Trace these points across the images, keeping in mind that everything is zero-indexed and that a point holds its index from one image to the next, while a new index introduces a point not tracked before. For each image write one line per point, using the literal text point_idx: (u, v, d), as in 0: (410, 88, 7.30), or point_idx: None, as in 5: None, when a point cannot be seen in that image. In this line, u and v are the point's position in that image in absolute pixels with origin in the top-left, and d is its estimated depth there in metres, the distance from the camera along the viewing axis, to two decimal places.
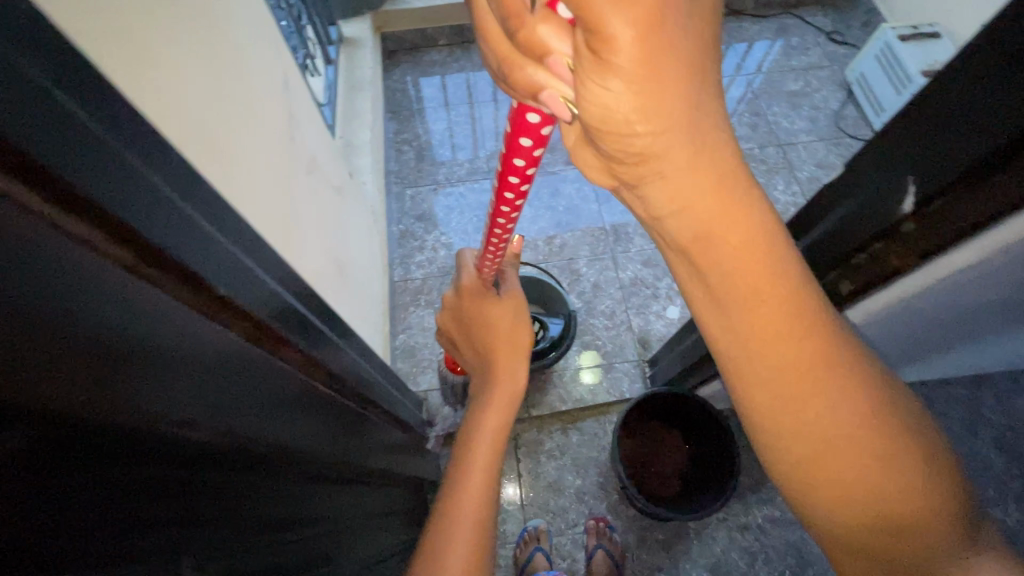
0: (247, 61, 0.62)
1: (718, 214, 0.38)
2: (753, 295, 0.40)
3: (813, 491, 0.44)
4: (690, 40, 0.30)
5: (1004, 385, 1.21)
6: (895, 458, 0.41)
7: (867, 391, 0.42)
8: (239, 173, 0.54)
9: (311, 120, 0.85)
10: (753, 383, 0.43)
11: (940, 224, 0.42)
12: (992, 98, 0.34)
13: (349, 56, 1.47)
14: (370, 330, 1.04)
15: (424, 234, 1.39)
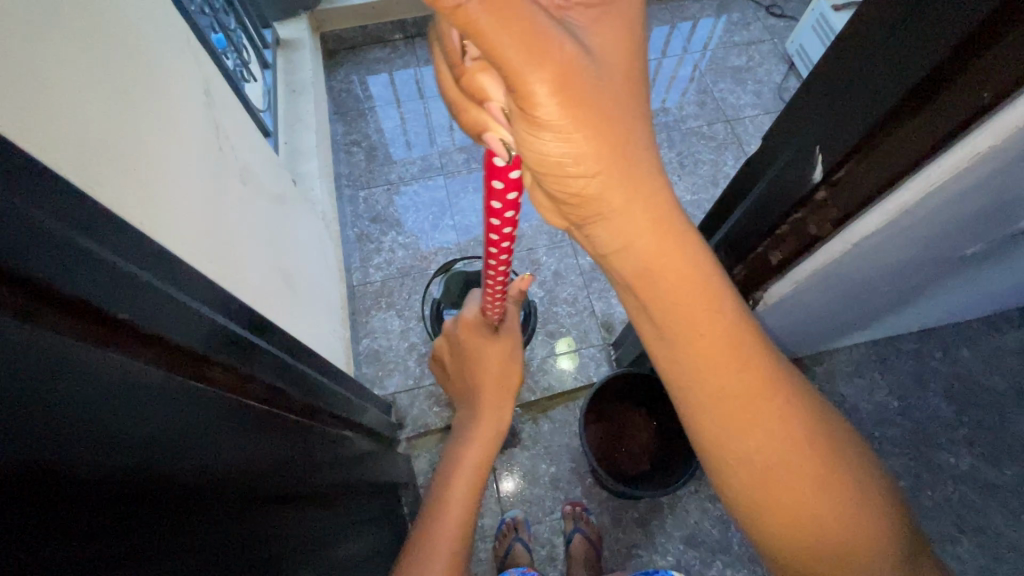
0: (164, 86, 0.60)
1: (660, 252, 0.38)
2: (693, 326, 0.41)
3: (752, 504, 0.46)
4: (606, 89, 0.31)
5: (951, 336, 1.27)
6: (821, 467, 0.45)
7: (797, 418, 0.45)
8: (155, 200, 0.52)
9: (244, 137, 0.83)
10: (704, 408, 0.44)
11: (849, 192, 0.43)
12: (870, 68, 0.36)
13: (288, 59, 1.43)
14: (327, 340, 1.03)
15: (381, 235, 1.36)
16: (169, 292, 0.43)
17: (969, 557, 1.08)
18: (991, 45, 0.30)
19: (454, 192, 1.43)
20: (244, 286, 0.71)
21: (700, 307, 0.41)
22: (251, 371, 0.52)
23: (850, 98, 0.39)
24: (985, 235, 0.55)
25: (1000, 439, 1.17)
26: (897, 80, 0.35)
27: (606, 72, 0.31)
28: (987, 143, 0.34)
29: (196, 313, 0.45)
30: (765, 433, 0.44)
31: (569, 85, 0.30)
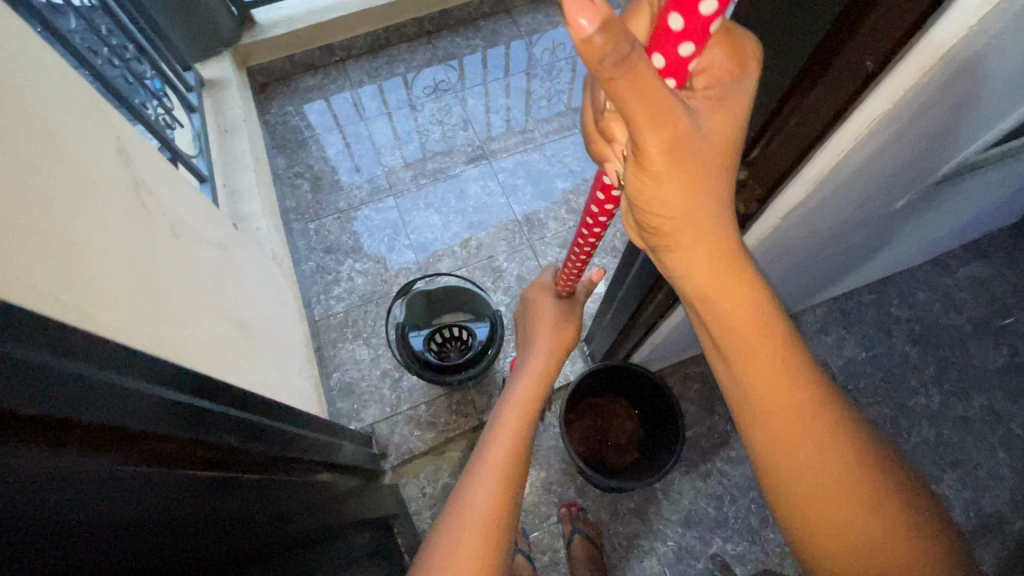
0: (76, 159, 0.57)
1: (715, 283, 0.43)
2: (741, 332, 0.45)
3: (803, 516, 0.47)
4: (704, 152, 0.36)
5: (907, 281, 1.30)
6: (861, 475, 0.45)
7: (847, 438, 0.46)
8: (71, 281, 0.49)
9: (171, 190, 0.79)
10: (755, 419, 0.48)
11: (767, 167, 0.44)
12: (770, 42, 0.37)
13: (216, 98, 1.39)
14: (293, 385, 1.00)
15: (338, 265, 1.34)
16: (105, 377, 0.40)
17: (952, 491, 1.12)
18: (869, 6, 0.30)
19: (406, 211, 1.41)
20: (197, 358, 0.68)
21: (751, 319, 0.44)
22: (207, 434, 0.50)
23: (761, 69, 0.38)
24: (912, 185, 0.57)
25: (964, 374, 1.22)
26: (795, 46, 0.35)
27: (714, 145, 0.36)
28: (880, 107, 0.34)
29: (134, 393, 0.42)
30: (811, 447, 0.46)
31: (675, 150, 0.34)
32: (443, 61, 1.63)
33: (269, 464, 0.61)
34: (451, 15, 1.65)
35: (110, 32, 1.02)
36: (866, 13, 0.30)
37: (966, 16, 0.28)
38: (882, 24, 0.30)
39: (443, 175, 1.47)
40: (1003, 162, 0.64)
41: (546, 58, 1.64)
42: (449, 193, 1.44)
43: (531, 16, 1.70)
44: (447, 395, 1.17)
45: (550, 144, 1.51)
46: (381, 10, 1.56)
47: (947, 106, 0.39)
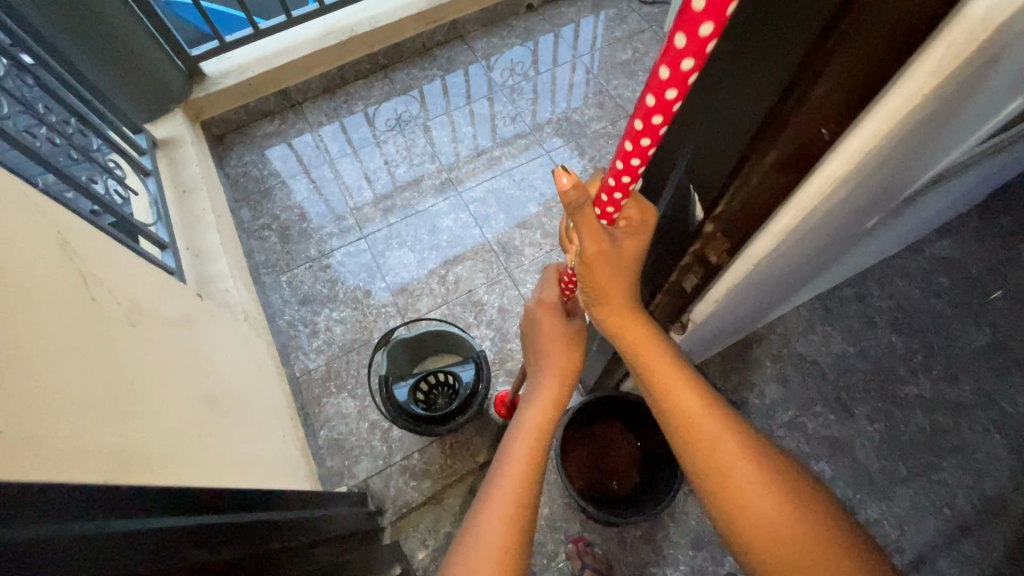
0: (16, 271, 0.54)
1: (627, 330, 0.60)
2: (654, 369, 0.60)
3: (723, 505, 0.57)
4: (615, 258, 0.49)
5: (885, 271, 1.31)
6: (766, 473, 0.56)
7: (752, 445, 0.58)
8: (17, 417, 0.46)
9: (124, 277, 0.74)
10: (681, 429, 0.59)
11: (734, 221, 0.42)
12: (718, 108, 0.35)
13: (171, 158, 1.34)
14: (280, 457, 0.96)
15: (314, 316, 1.30)
16: (52, 530, 0.38)
17: (954, 479, 1.11)
18: (818, 75, 0.28)
19: (379, 252, 1.38)
20: (174, 461, 0.64)
21: (658, 358, 0.60)
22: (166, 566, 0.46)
23: (712, 129, 0.36)
24: (880, 210, 0.56)
25: (951, 358, 1.22)
26: (747, 108, 0.33)
27: (627, 262, 0.50)
28: (840, 167, 0.33)
29: (86, 541, 0.40)
30: (727, 449, 0.57)
31: (599, 254, 0.47)
32: (402, 93, 1.61)
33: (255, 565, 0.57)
34: (405, 47, 1.63)
35: (49, 108, 0.99)
36: (816, 81, 0.28)
37: (916, 85, 0.27)
38: (836, 91, 0.28)
39: (413, 210, 1.44)
40: (964, 168, 0.64)
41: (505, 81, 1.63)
42: (421, 229, 1.41)
43: (486, 40, 1.69)
44: (440, 441, 1.15)
45: (518, 168, 1.50)
46: (333, 50, 1.54)
47: (909, 155, 0.37)
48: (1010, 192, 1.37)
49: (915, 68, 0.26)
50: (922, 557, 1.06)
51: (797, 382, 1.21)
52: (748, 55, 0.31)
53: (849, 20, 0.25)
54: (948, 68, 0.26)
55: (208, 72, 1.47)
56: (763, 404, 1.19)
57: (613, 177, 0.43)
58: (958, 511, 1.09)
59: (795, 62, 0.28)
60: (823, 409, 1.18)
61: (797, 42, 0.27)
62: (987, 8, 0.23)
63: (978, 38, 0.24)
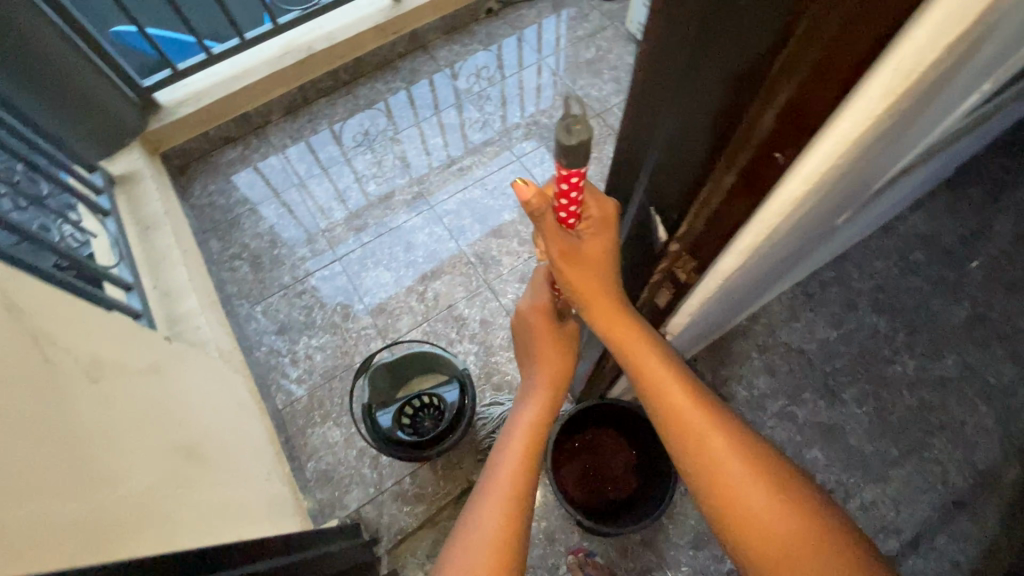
0: None
1: (635, 349, 0.56)
2: (662, 391, 0.56)
3: (711, 498, 0.55)
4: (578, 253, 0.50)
5: (862, 252, 1.31)
6: (788, 504, 0.53)
7: (772, 474, 0.55)
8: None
9: (81, 331, 0.71)
10: (695, 461, 0.56)
11: (699, 236, 0.40)
12: (667, 127, 0.34)
13: (130, 195, 1.30)
14: (265, 498, 0.93)
15: (293, 345, 1.27)
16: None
17: (944, 456, 1.12)
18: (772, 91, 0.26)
19: (354, 273, 1.35)
20: (143, 524, 0.61)
21: (646, 354, 0.56)
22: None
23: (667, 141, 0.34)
24: (850, 208, 0.54)
25: (933, 334, 1.23)
26: (704, 124, 0.31)
27: (589, 258, 0.51)
28: (797, 188, 0.30)
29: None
30: (745, 481, 0.54)
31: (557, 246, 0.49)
32: (367, 108, 1.58)
33: None
34: (365, 61, 1.60)
35: None
36: (769, 99, 0.26)
37: (866, 108, 0.25)
38: (789, 112, 0.26)
39: (387, 227, 1.42)
40: (930, 156, 0.64)
41: (470, 89, 1.61)
42: (396, 247, 1.39)
43: (448, 48, 1.66)
44: (431, 462, 1.13)
45: (490, 176, 1.48)
46: (292, 69, 1.50)
47: (871, 162, 0.35)
48: (978, 165, 1.39)
49: (865, 90, 0.24)
50: (919, 537, 1.06)
51: (784, 371, 1.21)
52: (692, 72, 0.29)
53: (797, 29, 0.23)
54: (897, 89, 0.24)
55: (162, 102, 1.42)
56: (752, 396, 1.18)
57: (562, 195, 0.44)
58: (951, 488, 1.10)
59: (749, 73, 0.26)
60: (812, 396, 1.18)
61: (749, 52, 0.25)
62: (935, 29, 0.21)
63: (929, 58, 0.22)
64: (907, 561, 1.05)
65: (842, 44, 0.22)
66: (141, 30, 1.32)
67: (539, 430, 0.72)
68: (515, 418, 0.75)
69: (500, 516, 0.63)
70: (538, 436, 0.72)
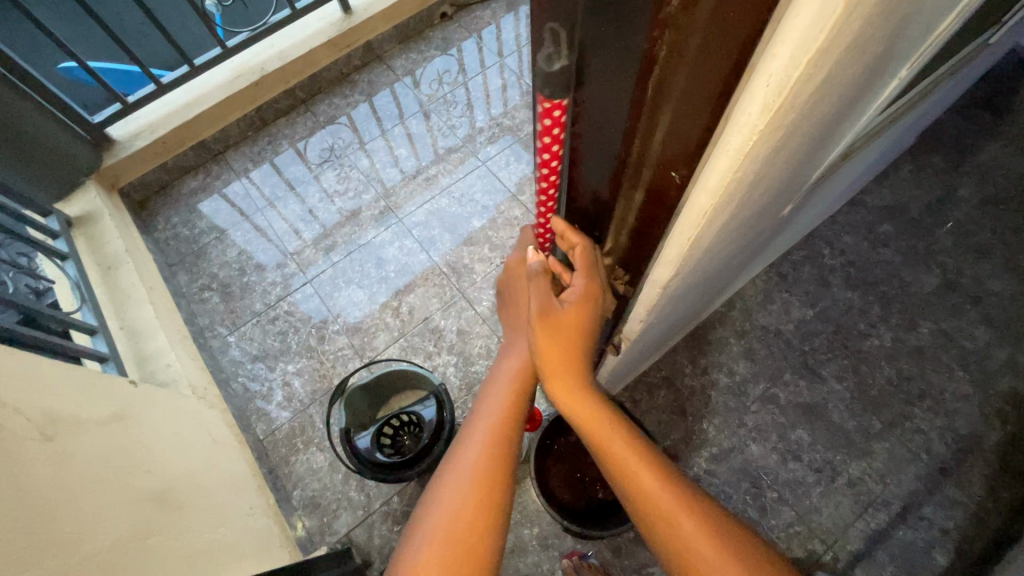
0: None
1: (573, 399, 0.59)
2: (602, 438, 0.58)
3: (669, 550, 0.55)
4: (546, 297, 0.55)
5: (831, 229, 1.31)
6: (735, 550, 0.53)
7: (716, 520, 0.55)
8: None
9: (28, 388, 0.69)
10: (642, 504, 0.56)
11: (639, 234, 0.40)
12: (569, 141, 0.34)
13: (89, 236, 1.27)
14: (250, 534, 0.92)
15: (270, 372, 1.26)
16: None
17: (927, 424, 1.13)
18: (661, 91, 0.27)
19: (327, 294, 1.34)
20: None
21: (596, 415, 0.59)
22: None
23: (579, 157, 0.34)
24: (793, 198, 0.54)
25: (906, 304, 1.24)
26: (604, 136, 0.31)
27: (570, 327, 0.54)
28: (707, 200, 0.30)
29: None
30: (691, 527, 0.54)
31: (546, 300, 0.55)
32: (328, 124, 1.56)
33: None
34: (321, 77, 1.58)
35: None
36: (662, 98, 0.27)
37: (749, 122, 0.24)
38: (682, 109, 0.27)
39: (356, 244, 1.40)
40: (872, 137, 0.64)
41: (431, 96, 1.59)
42: (367, 263, 1.37)
43: (404, 57, 1.64)
44: (418, 479, 1.12)
45: (456, 184, 1.46)
46: (246, 91, 1.48)
47: (789, 163, 0.35)
48: (938, 131, 1.40)
49: (746, 102, 0.24)
50: (908, 508, 1.07)
51: (763, 354, 1.21)
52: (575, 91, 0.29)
53: (670, 33, 0.24)
54: (775, 105, 0.23)
55: (115, 136, 1.39)
56: (733, 381, 1.19)
57: (543, 115, 0.32)
58: (935, 455, 1.11)
59: (635, 78, 0.27)
60: (792, 376, 1.18)
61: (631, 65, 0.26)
62: (793, 44, 0.21)
63: (797, 72, 0.22)
64: (897, 532, 1.06)
65: (714, 43, 0.23)
66: (83, 66, 1.28)
67: (520, 387, 0.65)
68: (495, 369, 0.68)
69: (478, 473, 0.58)
70: (521, 388, 0.65)
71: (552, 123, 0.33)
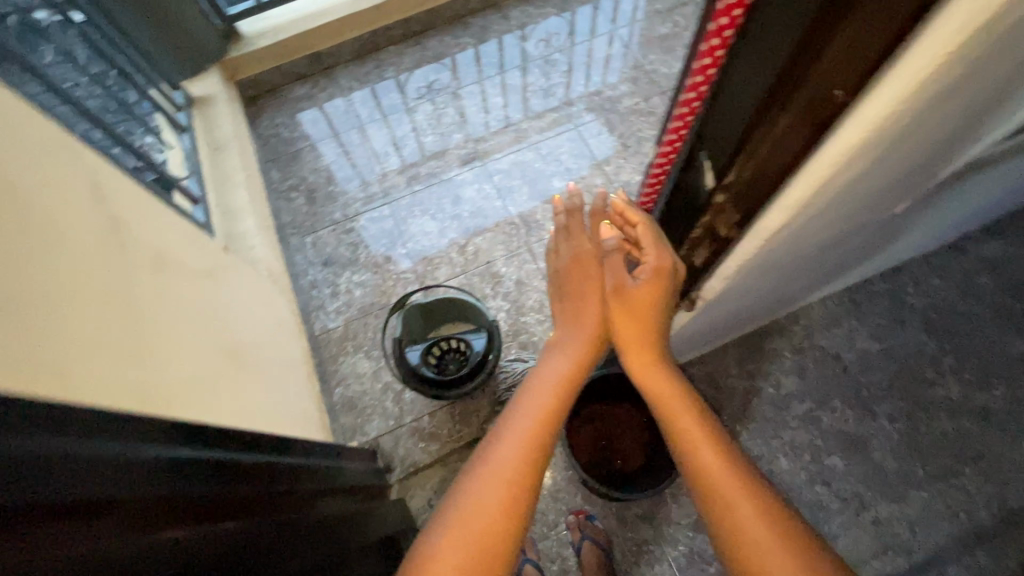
0: (50, 204, 0.56)
1: (643, 360, 0.67)
2: (666, 401, 0.65)
3: (713, 516, 0.58)
4: (619, 274, 0.67)
5: (921, 268, 1.25)
6: (782, 522, 0.55)
7: (763, 491, 0.57)
8: (63, 339, 0.50)
9: (150, 226, 0.77)
10: (695, 466, 0.60)
11: (756, 177, 0.40)
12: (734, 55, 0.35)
13: (205, 117, 1.38)
14: (296, 411, 1.00)
15: (336, 278, 1.33)
16: (61, 446, 0.38)
17: (973, 486, 1.08)
18: (833, 29, 0.27)
19: (401, 219, 1.40)
20: (192, 402, 0.67)
21: (662, 379, 0.66)
22: (181, 531, 0.45)
23: (740, 75, 0.35)
24: (910, 193, 0.52)
25: (984, 363, 1.17)
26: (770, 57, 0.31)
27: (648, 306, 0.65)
28: (854, 134, 0.31)
29: (87, 459, 0.39)
30: (739, 495, 0.57)
31: (619, 286, 0.66)
32: (434, 61, 1.60)
33: (270, 502, 0.61)
34: (438, 12, 1.61)
35: (90, 60, 1.05)
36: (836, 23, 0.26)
37: (935, 47, 0.25)
38: (855, 34, 0.26)
39: (437, 179, 1.45)
40: (1006, 159, 0.61)
41: (539, 52, 1.59)
42: (444, 199, 1.42)
43: (521, 9, 1.65)
44: (450, 406, 1.17)
45: (545, 141, 1.48)
46: (367, 13, 1.53)
47: (934, 131, 0.35)
48: None
49: (940, 23, 0.24)
50: (930, 561, 1.04)
51: (816, 375, 1.18)
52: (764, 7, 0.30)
53: None
54: (967, 33, 0.24)
55: (244, 32, 1.49)
56: (778, 394, 1.16)
57: (712, 34, 0.34)
58: (974, 518, 1.06)
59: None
60: (841, 404, 1.15)
61: None
62: None
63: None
64: None
65: None
66: None
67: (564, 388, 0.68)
68: (543, 366, 0.70)
69: (509, 467, 0.59)
70: (565, 389, 0.67)
71: (719, 41, 0.35)
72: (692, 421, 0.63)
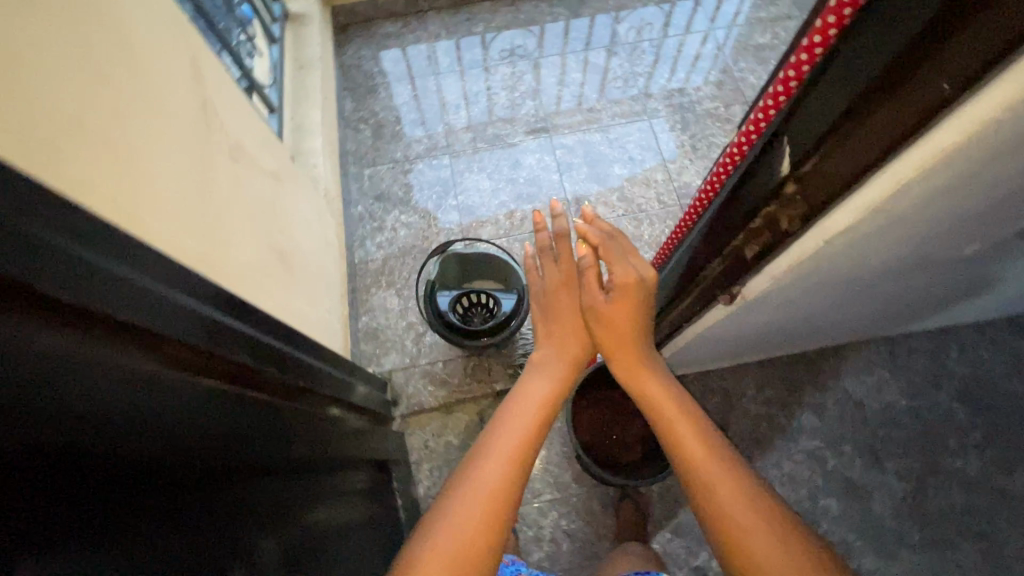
0: (156, 71, 0.60)
1: (625, 364, 0.73)
2: (651, 399, 0.68)
3: (704, 510, 0.58)
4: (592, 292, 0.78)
5: (970, 336, 1.20)
6: (772, 509, 0.55)
7: (751, 477, 0.58)
8: (140, 180, 0.53)
9: (234, 118, 0.82)
10: (685, 459, 0.61)
11: (835, 171, 0.41)
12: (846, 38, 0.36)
13: (297, 34, 1.43)
14: (324, 324, 1.05)
15: (384, 214, 1.37)
16: (99, 263, 0.37)
17: (968, 563, 1.05)
18: None
19: (458, 172, 1.42)
20: (239, 284, 0.72)
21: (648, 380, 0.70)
22: (223, 384, 0.48)
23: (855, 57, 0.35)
24: (985, 236, 0.51)
25: (1012, 446, 1.12)
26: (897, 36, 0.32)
27: (624, 320, 0.74)
28: (951, 137, 0.31)
29: (155, 296, 0.43)
30: (730, 482, 0.57)
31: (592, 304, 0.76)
32: (524, 25, 1.59)
33: (290, 390, 0.65)
34: None
35: None
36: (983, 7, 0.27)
37: None
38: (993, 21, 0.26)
39: (502, 141, 1.46)
40: None
41: (630, 37, 1.57)
42: (504, 161, 1.43)
43: None
44: (465, 358, 1.21)
45: (615, 127, 1.47)
46: None
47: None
48: None
49: None
50: None
51: (833, 416, 1.15)
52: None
53: None
54: None
55: None
56: (789, 425, 1.15)
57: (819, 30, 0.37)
58: None
59: None
60: (851, 450, 1.13)
61: None
62: None
63: None
64: None
65: None
66: None
67: (551, 405, 0.71)
68: (527, 385, 0.73)
69: (495, 475, 0.58)
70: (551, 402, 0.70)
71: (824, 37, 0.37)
72: (676, 414, 0.64)
